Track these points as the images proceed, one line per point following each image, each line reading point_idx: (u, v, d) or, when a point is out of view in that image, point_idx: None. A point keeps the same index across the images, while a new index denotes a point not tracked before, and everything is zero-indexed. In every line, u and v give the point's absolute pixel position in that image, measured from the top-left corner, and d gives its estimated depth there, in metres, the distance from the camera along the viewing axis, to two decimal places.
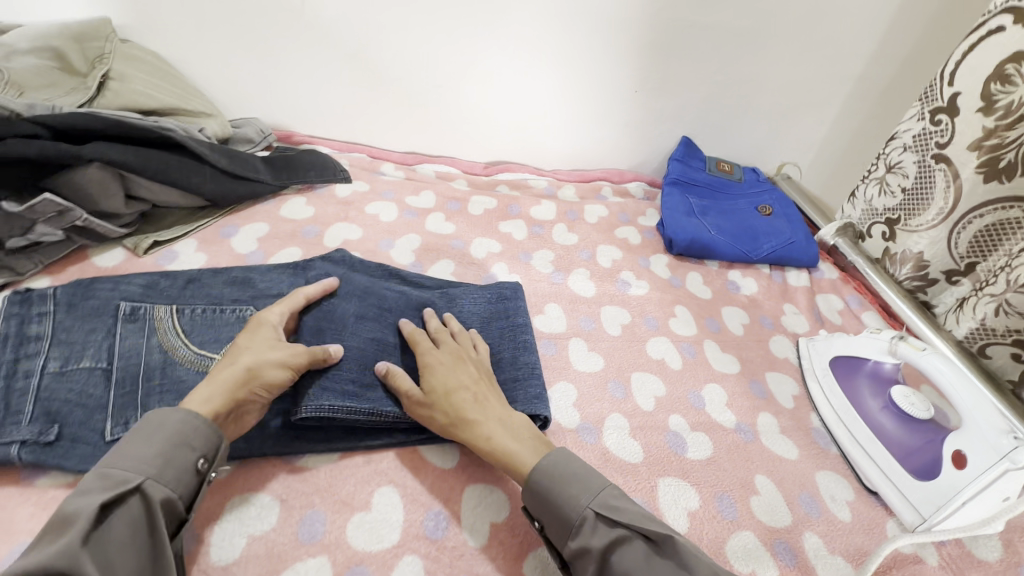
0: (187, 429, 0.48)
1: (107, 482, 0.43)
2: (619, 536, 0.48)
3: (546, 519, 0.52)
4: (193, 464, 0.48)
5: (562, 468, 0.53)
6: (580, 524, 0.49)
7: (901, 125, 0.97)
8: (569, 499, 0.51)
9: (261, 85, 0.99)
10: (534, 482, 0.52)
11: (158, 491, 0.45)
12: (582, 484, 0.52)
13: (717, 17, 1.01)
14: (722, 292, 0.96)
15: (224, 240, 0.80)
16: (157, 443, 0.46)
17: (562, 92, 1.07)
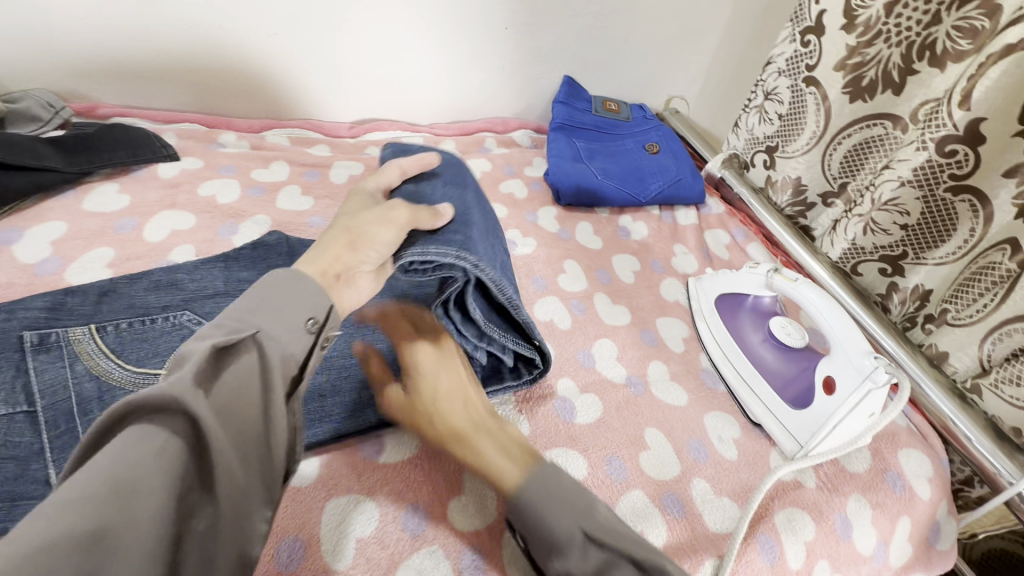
0: (298, 291, 0.45)
1: (218, 333, 0.39)
2: (609, 562, 0.40)
3: (530, 537, 0.44)
4: (304, 323, 0.44)
5: (555, 485, 0.45)
6: (566, 547, 0.41)
7: (776, 49, 0.96)
8: (556, 516, 0.43)
9: (39, 47, 0.79)
10: (517, 496, 0.45)
11: (271, 346, 0.41)
12: (571, 500, 0.44)
13: None
14: (613, 240, 0.93)
15: (4, 249, 0.65)
16: (268, 301, 0.43)
17: (423, 34, 0.94)
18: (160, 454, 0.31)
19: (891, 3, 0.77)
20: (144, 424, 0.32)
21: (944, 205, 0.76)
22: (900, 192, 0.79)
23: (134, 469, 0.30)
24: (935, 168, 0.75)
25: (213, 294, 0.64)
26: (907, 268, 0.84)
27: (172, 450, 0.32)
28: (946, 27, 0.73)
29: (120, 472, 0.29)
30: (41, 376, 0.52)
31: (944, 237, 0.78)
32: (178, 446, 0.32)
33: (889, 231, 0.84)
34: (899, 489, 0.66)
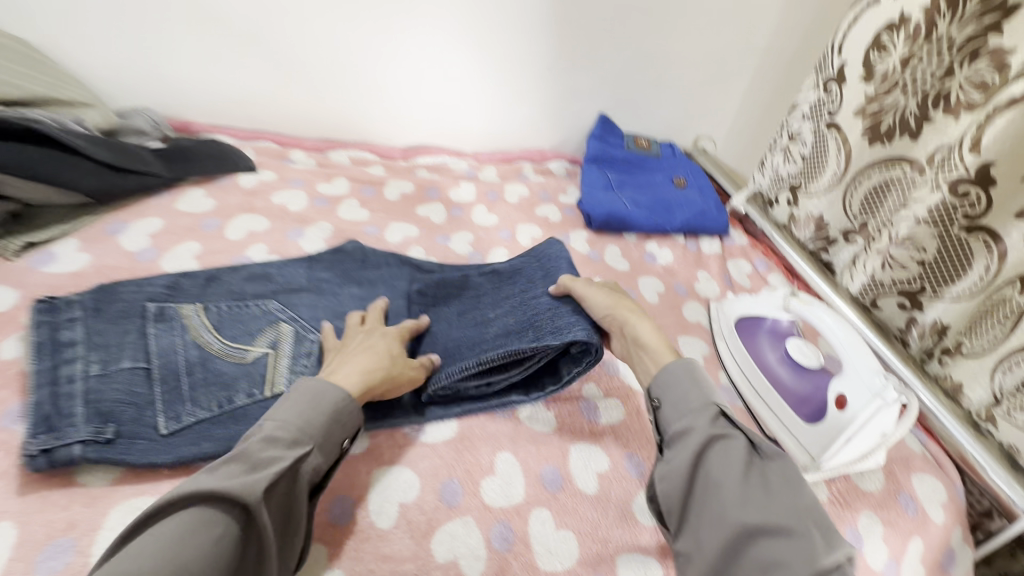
0: (344, 408, 0.52)
1: (280, 440, 0.47)
2: (729, 434, 0.50)
3: (667, 397, 0.54)
4: (340, 442, 0.52)
5: (695, 376, 0.55)
6: (699, 409, 0.52)
7: (800, 96, 1.04)
8: (698, 392, 0.53)
9: (148, 70, 0.92)
10: (665, 374, 0.56)
11: (315, 460, 0.49)
12: (713, 388, 0.54)
13: None
14: (640, 263, 0.99)
15: (111, 238, 0.74)
16: (322, 414, 0.51)
17: (474, 72, 1.06)
18: (216, 546, 0.38)
19: (906, 57, 0.84)
20: (216, 513, 0.40)
21: (960, 242, 0.80)
22: (916, 229, 0.84)
23: (198, 555, 0.37)
24: (949, 208, 0.80)
25: (284, 286, 0.73)
26: (925, 303, 0.87)
27: (226, 540, 0.39)
28: (959, 79, 0.78)
29: (186, 555, 0.37)
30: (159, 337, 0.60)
31: (961, 273, 0.81)
32: (229, 539, 0.40)
33: (907, 267, 0.88)
34: (912, 510, 0.68)
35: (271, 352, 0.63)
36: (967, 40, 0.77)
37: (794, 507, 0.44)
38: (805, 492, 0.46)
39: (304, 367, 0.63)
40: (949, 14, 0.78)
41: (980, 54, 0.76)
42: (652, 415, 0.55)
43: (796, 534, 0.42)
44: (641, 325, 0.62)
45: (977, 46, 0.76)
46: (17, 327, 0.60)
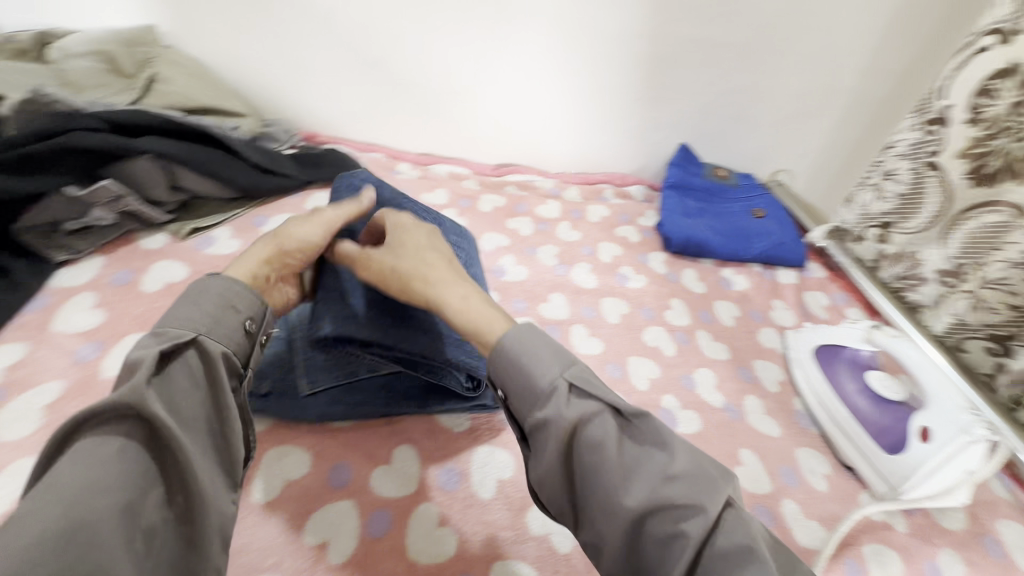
0: (235, 292, 0.51)
1: (160, 337, 0.45)
2: (592, 409, 0.47)
3: (512, 389, 0.49)
4: (241, 324, 0.51)
5: (528, 348, 0.50)
6: (549, 393, 0.47)
7: (898, 136, 1.06)
8: (543, 366, 0.48)
9: (289, 85, 1.06)
10: (502, 355, 0.50)
11: (215, 347, 0.47)
12: (559, 356, 0.49)
13: (716, 30, 1.08)
14: (716, 287, 1.02)
15: (256, 228, 0.86)
16: (205, 308, 0.49)
17: (570, 100, 1.14)
18: (121, 456, 0.39)
19: (1016, 103, 0.85)
20: (105, 431, 0.39)
21: None
22: (1009, 272, 0.85)
23: (106, 473, 0.37)
24: None
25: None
26: (1017, 348, 0.85)
27: (133, 452, 0.39)
28: None
29: (97, 477, 0.37)
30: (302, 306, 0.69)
31: None
32: (135, 440, 0.40)
33: (998, 310, 0.87)
34: (997, 554, 0.67)
35: None
36: None
37: (690, 472, 0.44)
38: (669, 455, 0.45)
39: None
40: None
41: None
42: (503, 406, 0.51)
43: (700, 509, 0.42)
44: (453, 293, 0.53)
45: None
46: None
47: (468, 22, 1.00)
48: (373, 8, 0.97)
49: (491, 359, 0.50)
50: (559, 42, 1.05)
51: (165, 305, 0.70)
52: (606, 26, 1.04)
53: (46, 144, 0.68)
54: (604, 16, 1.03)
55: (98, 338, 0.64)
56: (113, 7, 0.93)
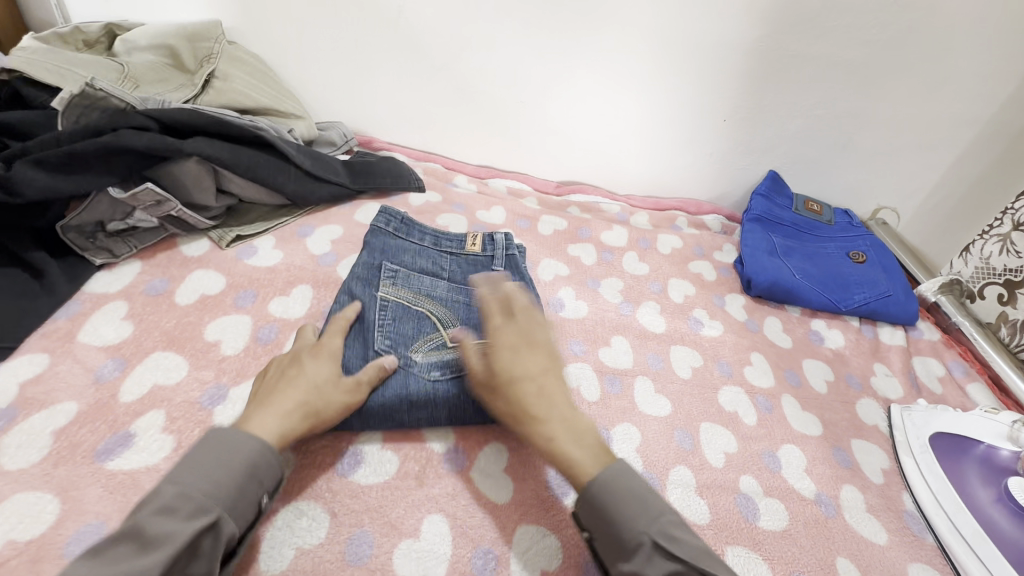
0: (265, 462, 0.46)
1: (182, 512, 0.41)
2: (675, 575, 0.44)
3: (600, 533, 0.48)
4: (258, 499, 0.46)
5: (632, 489, 0.49)
6: (634, 548, 0.46)
7: None
8: (627, 520, 0.47)
9: (351, 87, 1.01)
10: (594, 497, 0.49)
11: (227, 529, 0.42)
12: (642, 505, 0.48)
13: (829, 45, 0.94)
14: (805, 343, 0.88)
15: (301, 239, 0.81)
16: (234, 470, 0.44)
17: (649, 118, 1.03)
18: None
19: None
20: None
21: None
22: None
23: None
24: None
25: (430, 268, 0.74)
26: None
27: None
28: None
29: None
30: (447, 249, 0.78)
31: None
32: None
33: None
34: None
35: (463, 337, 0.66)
36: None
37: None
38: None
39: None
40: None
41: None
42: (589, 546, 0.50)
43: None
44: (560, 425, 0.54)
45: None
46: (222, 312, 0.66)
47: (546, 28, 0.92)
48: (446, 10, 0.90)
49: (581, 499, 0.50)
50: (644, 54, 0.94)
51: (195, 320, 0.65)
52: (701, 38, 0.92)
53: (92, 143, 0.64)
54: (701, 25, 0.91)
55: (122, 355, 0.59)
56: (182, 1, 0.90)
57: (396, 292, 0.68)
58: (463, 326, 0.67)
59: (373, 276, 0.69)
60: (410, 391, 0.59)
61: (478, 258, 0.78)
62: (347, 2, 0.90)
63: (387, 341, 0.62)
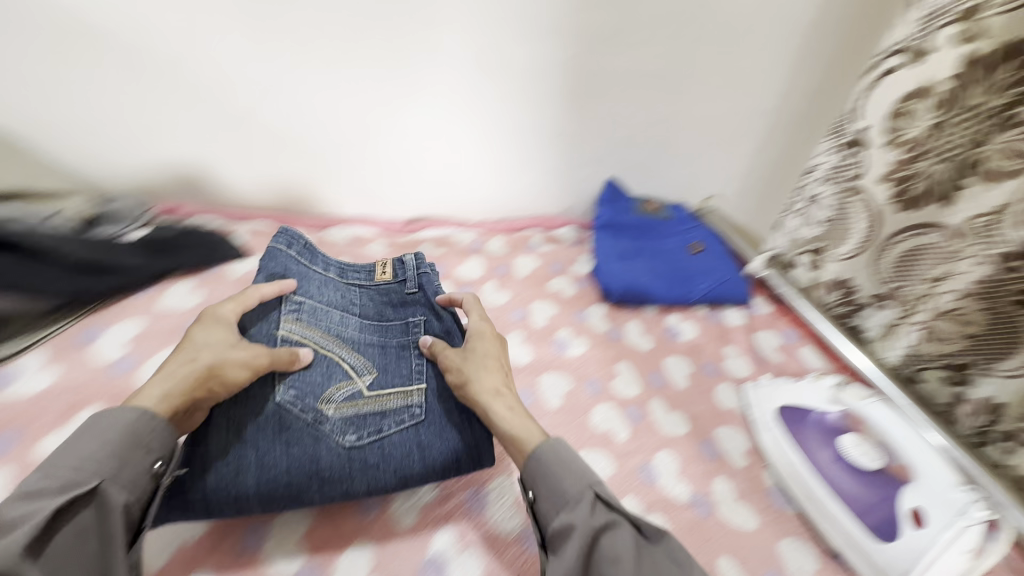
0: (141, 424, 0.51)
1: (56, 486, 0.47)
2: (613, 521, 0.52)
3: (543, 491, 0.56)
4: (149, 467, 0.51)
5: (569, 458, 0.57)
6: (578, 501, 0.53)
7: (818, 159, 1.02)
8: (571, 478, 0.55)
9: (142, 143, 0.88)
10: (544, 461, 0.56)
11: (116, 496, 0.48)
12: (581, 469, 0.56)
13: (632, 57, 1.00)
14: (663, 340, 0.92)
15: (82, 348, 0.67)
16: (108, 442, 0.50)
17: (484, 149, 1.02)
18: None
19: (934, 124, 0.83)
20: None
21: (1010, 319, 0.76)
22: (963, 303, 0.81)
23: None
24: (998, 283, 0.77)
25: (341, 301, 0.71)
26: (974, 377, 0.84)
27: None
28: (994, 146, 0.77)
29: None
30: (354, 278, 0.74)
31: (1013, 348, 0.78)
32: None
33: (953, 341, 0.84)
34: None
35: (379, 384, 0.64)
36: (1005, 108, 0.75)
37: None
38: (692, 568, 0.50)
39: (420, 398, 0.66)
40: (982, 83, 0.76)
41: (1015, 122, 0.74)
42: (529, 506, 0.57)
43: None
44: (496, 404, 0.62)
45: (1013, 115, 0.74)
46: None
47: (350, 67, 0.86)
48: (231, 54, 0.81)
49: (528, 467, 0.57)
50: (463, 86, 0.93)
51: None
52: (514, 61, 0.93)
53: None
54: (514, 50, 0.91)
55: None
56: None
57: (301, 330, 0.64)
58: (381, 371, 0.66)
59: (274, 308, 0.66)
60: (319, 464, 0.57)
61: (392, 286, 0.75)
62: (108, 56, 0.78)
63: (291, 394, 0.60)
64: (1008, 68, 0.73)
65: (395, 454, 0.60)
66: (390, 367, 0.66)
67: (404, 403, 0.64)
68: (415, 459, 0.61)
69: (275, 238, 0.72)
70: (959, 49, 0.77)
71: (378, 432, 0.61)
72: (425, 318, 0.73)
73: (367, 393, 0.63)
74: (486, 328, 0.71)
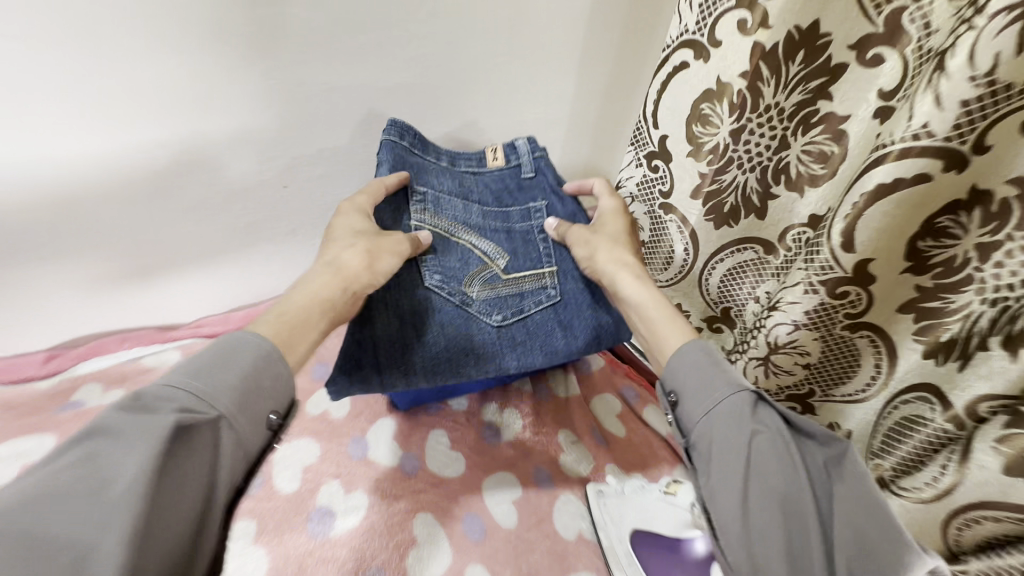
0: (270, 369, 0.46)
1: (148, 410, 0.39)
2: (771, 427, 0.49)
3: (686, 391, 0.53)
4: (269, 415, 0.46)
5: (715, 363, 0.53)
6: (737, 399, 0.50)
7: (623, 173, 0.87)
8: (717, 381, 0.52)
9: None
10: (679, 368, 0.54)
11: (228, 435, 0.43)
12: (724, 372, 0.52)
13: (363, 68, 0.70)
14: (478, 454, 0.68)
15: None
16: (241, 373, 0.44)
17: (170, 191, 0.71)
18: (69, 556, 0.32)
19: (736, 130, 0.70)
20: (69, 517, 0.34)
21: (844, 342, 0.67)
22: (796, 334, 0.69)
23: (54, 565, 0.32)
24: (828, 310, 0.65)
25: (458, 188, 0.69)
26: (818, 406, 0.74)
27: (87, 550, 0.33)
28: (795, 151, 0.67)
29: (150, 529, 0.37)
30: (468, 167, 0.71)
31: (852, 371, 0.68)
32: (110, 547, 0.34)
33: (793, 371, 0.73)
34: None
35: (484, 282, 0.65)
36: (795, 108, 0.66)
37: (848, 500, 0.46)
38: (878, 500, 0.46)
39: (499, 314, 0.66)
40: (771, 82, 0.65)
41: (812, 122, 0.65)
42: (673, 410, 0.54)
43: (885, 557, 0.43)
44: (625, 278, 0.63)
45: (808, 115, 0.65)
46: None
47: None
48: None
49: (673, 369, 0.55)
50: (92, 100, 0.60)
51: None
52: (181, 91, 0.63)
53: None
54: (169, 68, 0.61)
55: None
56: None
57: (432, 219, 0.65)
58: (512, 254, 0.68)
59: (403, 210, 0.65)
60: (473, 342, 0.64)
61: (506, 171, 0.73)
62: None
63: (437, 279, 0.62)
64: (797, 61, 0.63)
65: (547, 328, 0.68)
66: (474, 224, 0.67)
67: (540, 285, 0.69)
68: (474, 361, 0.64)
69: (385, 131, 0.66)
70: (748, 41, 0.63)
71: (525, 308, 0.67)
72: (544, 201, 0.73)
73: (469, 285, 0.64)
74: (613, 207, 0.72)
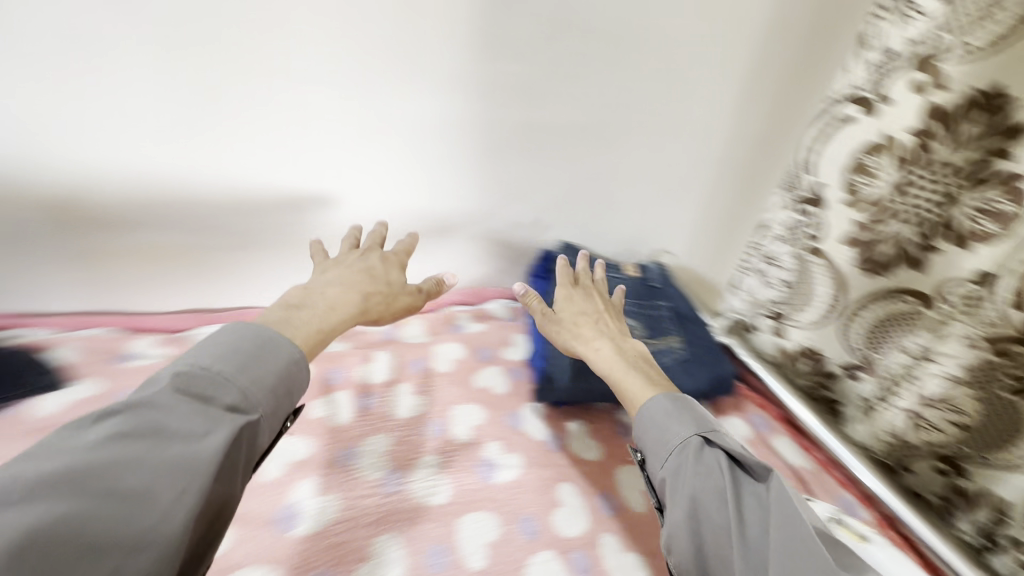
0: (297, 373, 0.51)
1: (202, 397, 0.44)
2: (714, 464, 0.55)
3: (649, 444, 0.60)
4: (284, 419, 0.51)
5: (665, 412, 0.61)
6: (683, 445, 0.58)
7: (774, 215, 0.94)
8: (674, 425, 0.59)
9: None
10: (645, 414, 0.62)
11: (261, 433, 0.47)
12: (685, 417, 0.60)
13: (547, 108, 0.81)
14: (613, 447, 0.77)
15: None
16: (276, 380, 0.49)
17: (385, 179, 0.81)
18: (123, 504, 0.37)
19: (898, 182, 0.74)
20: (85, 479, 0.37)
21: (1008, 406, 0.67)
22: (951, 388, 0.71)
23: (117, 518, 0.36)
24: (991, 367, 0.67)
25: (610, 284, 0.96)
26: (971, 468, 0.72)
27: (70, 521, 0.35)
28: (965, 210, 0.68)
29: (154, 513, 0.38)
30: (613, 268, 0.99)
31: (1015, 437, 0.67)
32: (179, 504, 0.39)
33: (943, 428, 0.73)
34: None
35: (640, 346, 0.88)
36: (969, 166, 0.67)
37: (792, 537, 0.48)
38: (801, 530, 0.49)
39: None
40: (944, 138, 0.69)
41: (984, 180, 0.66)
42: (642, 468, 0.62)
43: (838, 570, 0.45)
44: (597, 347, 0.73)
45: (983, 173, 0.66)
46: None
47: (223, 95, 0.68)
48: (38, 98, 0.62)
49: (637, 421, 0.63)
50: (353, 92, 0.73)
51: None
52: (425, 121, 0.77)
53: None
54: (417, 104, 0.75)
55: None
56: None
57: None
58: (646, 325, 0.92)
59: None
60: None
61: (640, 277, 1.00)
62: None
63: None
64: (971, 121, 0.66)
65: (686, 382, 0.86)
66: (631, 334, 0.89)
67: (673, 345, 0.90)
68: None
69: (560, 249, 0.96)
70: (919, 99, 0.70)
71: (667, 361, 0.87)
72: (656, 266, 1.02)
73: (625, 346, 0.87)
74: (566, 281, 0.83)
